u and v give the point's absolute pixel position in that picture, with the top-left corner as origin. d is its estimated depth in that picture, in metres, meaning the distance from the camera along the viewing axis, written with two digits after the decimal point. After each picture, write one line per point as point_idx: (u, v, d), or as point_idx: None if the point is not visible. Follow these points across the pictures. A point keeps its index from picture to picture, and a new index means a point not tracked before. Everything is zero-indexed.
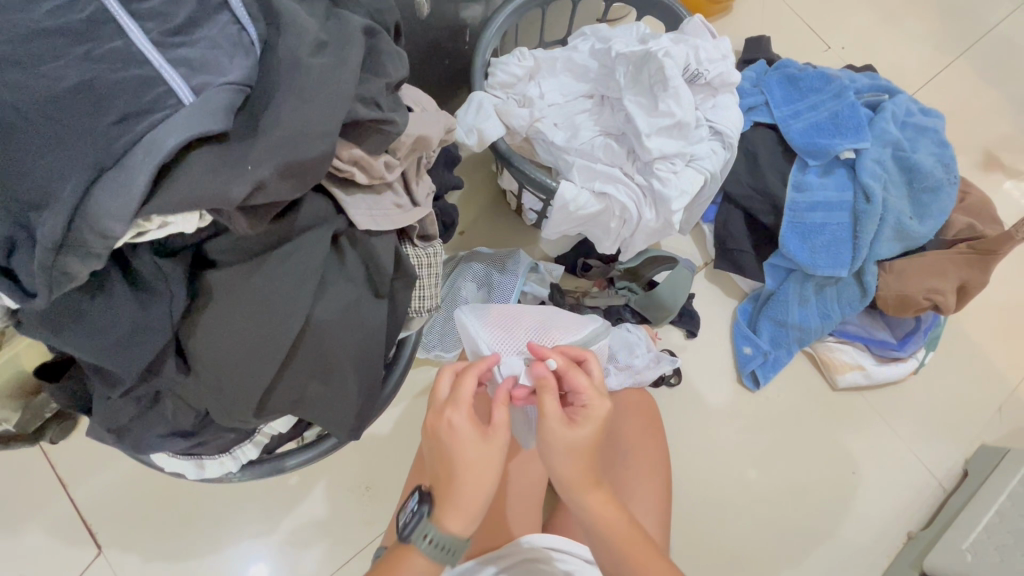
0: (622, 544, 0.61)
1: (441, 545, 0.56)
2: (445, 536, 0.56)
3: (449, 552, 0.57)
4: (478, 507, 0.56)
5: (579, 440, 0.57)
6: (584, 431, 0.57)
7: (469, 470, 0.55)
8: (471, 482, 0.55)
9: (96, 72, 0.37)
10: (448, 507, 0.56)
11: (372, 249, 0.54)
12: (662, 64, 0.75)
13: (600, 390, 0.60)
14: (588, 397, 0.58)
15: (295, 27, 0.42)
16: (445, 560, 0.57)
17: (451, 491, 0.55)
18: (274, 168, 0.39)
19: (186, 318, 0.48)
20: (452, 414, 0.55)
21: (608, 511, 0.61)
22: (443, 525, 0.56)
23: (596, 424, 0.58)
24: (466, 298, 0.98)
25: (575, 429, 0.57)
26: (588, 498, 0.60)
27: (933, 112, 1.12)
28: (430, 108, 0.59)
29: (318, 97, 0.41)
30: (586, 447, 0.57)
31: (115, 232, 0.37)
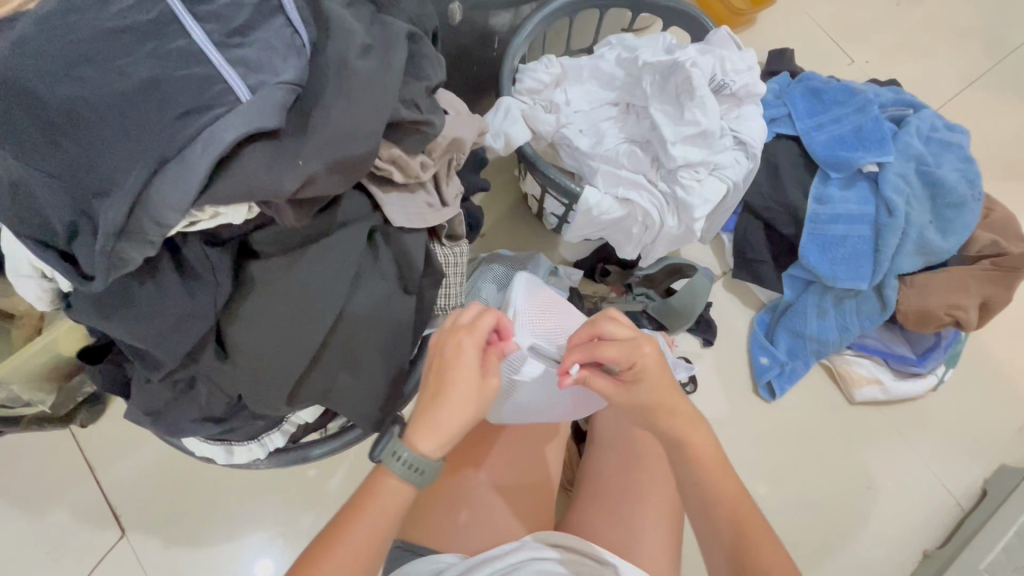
0: (716, 482, 0.61)
1: (412, 465, 0.54)
2: (417, 455, 0.54)
3: (422, 473, 0.55)
4: (456, 429, 0.55)
5: (641, 398, 0.60)
6: (638, 391, 0.60)
7: (469, 397, 0.55)
8: (467, 405, 0.55)
9: (162, 70, 0.39)
10: (433, 428, 0.54)
11: (404, 246, 0.56)
12: (689, 73, 0.77)
13: (636, 341, 0.59)
14: (628, 358, 0.58)
15: (344, 31, 0.45)
16: (417, 481, 0.55)
17: (442, 410, 0.54)
18: (323, 163, 0.41)
19: (228, 306, 0.50)
20: (460, 342, 0.56)
21: (702, 447, 0.61)
22: (424, 444, 0.55)
23: (651, 378, 0.59)
24: (485, 299, 0.96)
25: (633, 389, 0.60)
26: (672, 440, 0.62)
27: (958, 128, 1.12)
28: (463, 111, 0.60)
29: (365, 98, 0.43)
30: (647, 403, 0.60)
31: (171, 221, 0.39)
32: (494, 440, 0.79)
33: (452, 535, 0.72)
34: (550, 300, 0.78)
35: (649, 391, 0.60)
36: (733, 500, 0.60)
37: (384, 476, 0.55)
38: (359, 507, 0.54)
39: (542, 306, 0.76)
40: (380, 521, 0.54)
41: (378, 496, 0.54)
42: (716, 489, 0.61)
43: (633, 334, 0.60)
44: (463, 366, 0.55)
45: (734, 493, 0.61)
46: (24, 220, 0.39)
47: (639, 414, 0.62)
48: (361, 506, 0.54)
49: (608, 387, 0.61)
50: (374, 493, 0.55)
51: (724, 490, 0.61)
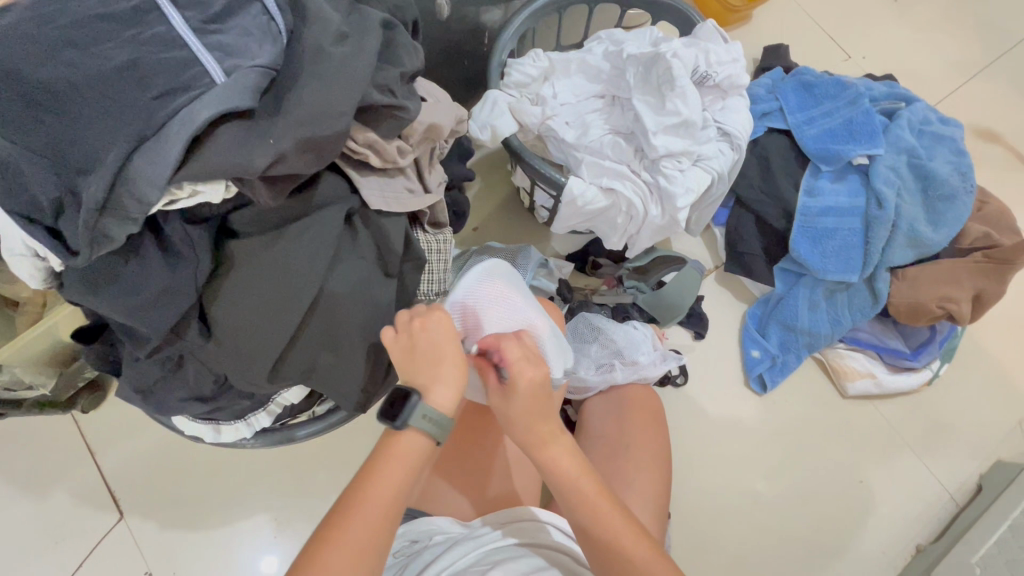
0: (580, 488, 0.60)
1: (429, 418, 0.56)
2: (435, 407, 0.57)
3: (440, 425, 0.57)
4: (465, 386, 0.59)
5: (510, 412, 0.60)
6: (512, 401, 0.60)
7: (455, 365, 0.58)
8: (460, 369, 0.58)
9: (141, 54, 0.41)
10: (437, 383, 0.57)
11: (382, 229, 0.58)
12: (670, 64, 0.78)
13: (527, 361, 0.60)
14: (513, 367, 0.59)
15: (319, 19, 0.47)
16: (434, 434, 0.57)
17: (444, 373, 0.58)
18: (294, 141, 0.43)
19: (210, 283, 0.52)
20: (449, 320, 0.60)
21: (564, 464, 0.61)
22: (436, 398, 0.57)
23: (523, 398, 0.59)
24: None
25: (508, 402, 0.60)
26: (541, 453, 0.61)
27: (951, 121, 1.12)
28: (442, 99, 0.62)
29: (337, 82, 0.45)
30: (515, 418, 0.60)
31: (148, 197, 0.41)
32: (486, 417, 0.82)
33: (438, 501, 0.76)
34: (503, 292, 0.68)
35: (523, 404, 0.59)
36: (598, 510, 0.59)
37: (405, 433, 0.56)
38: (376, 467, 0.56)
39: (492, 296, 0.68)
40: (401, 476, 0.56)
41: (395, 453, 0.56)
42: (579, 499, 0.60)
43: (527, 354, 0.60)
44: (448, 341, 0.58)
45: (601, 499, 0.60)
46: (12, 196, 0.41)
47: (507, 425, 0.62)
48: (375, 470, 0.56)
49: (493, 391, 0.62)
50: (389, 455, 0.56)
51: (591, 500, 0.60)
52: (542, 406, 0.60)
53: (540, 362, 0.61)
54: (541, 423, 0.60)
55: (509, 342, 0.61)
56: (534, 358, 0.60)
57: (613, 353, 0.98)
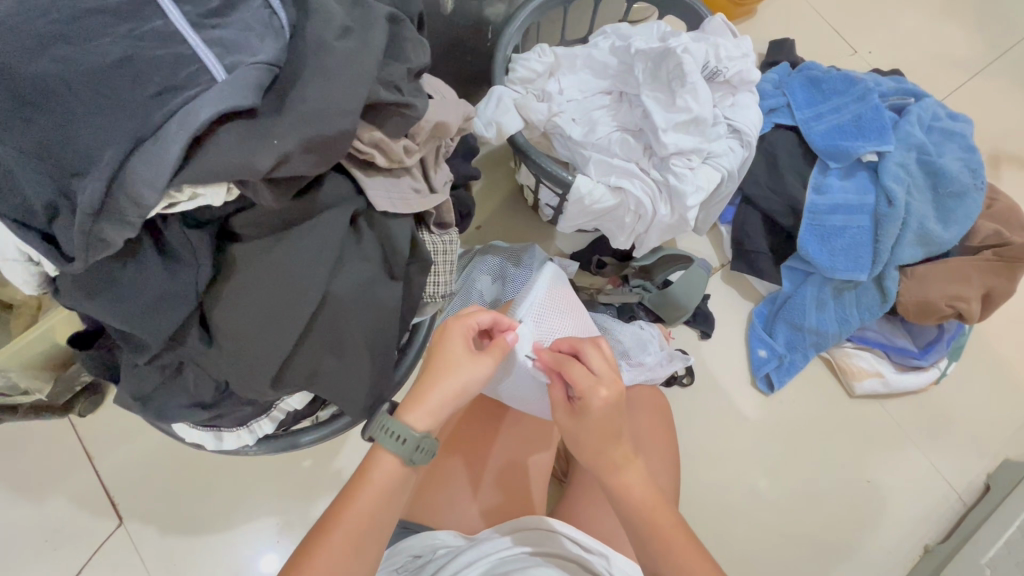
0: (648, 517, 0.59)
1: (401, 437, 0.56)
2: (405, 425, 0.56)
3: (414, 448, 0.56)
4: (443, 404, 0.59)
5: (581, 429, 0.60)
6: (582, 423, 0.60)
7: (445, 377, 0.58)
8: (453, 380, 0.58)
9: (137, 49, 0.39)
10: (419, 403, 0.57)
11: (388, 231, 0.56)
12: (680, 60, 0.76)
13: (599, 380, 0.59)
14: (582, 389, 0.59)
15: (323, 13, 0.45)
16: (408, 455, 0.56)
17: (427, 389, 0.58)
18: (298, 141, 0.41)
19: (211, 289, 0.51)
20: (465, 327, 0.61)
21: (631, 489, 0.60)
22: (410, 417, 0.57)
23: (597, 417, 0.59)
24: (480, 292, 0.97)
25: (579, 418, 0.60)
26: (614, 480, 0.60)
27: (961, 117, 1.10)
28: (449, 97, 0.60)
29: (343, 79, 0.44)
30: (586, 435, 0.60)
31: (146, 200, 0.39)
32: (485, 426, 0.79)
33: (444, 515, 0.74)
34: (569, 304, 0.84)
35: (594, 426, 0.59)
36: (669, 537, 0.58)
37: (382, 455, 0.56)
38: (356, 487, 0.56)
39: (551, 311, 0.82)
40: (371, 501, 0.55)
41: (370, 473, 0.56)
42: (649, 528, 0.58)
43: (598, 373, 0.60)
44: (450, 345, 0.60)
45: (670, 531, 0.58)
46: (3, 200, 0.39)
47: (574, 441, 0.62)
48: (354, 492, 0.55)
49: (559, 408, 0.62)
50: (369, 473, 0.56)
51: (661, 531, 0.58)
52: (616, 425, 0.60)
53: (617, 380, 0.61)
54: (612, 444, 0.60)
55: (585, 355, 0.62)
56: (613, 373, 0.61)
57: (619, 354, 0.97)
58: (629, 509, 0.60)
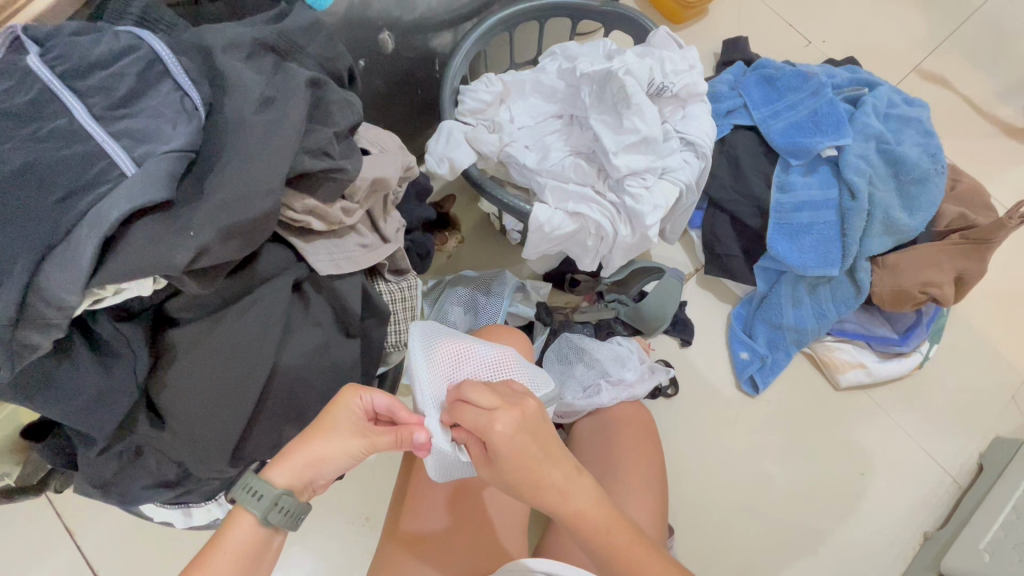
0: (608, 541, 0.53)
1: (257, 493, 0.48)
2: (266, 482, 0.48)
3: (271, 506, 0.48)
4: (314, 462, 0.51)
5: (509, 477, 0.51)
6: (503, 472, 0.51)
7: (315, 438, 0.51)
8: (322, 439, 0.51)
9: (41, 153, 0.38)
10: (288, 457, 0.50)
11: (336, 292, 0.55)
12: (623, 81, 0.75)
13: (493, 414, 0.50)
14: (480, 431, 0.50)
15: (239, 88, 0.44)
16: (266, 518, 0.48)
17: (294, 449, 0.50)
18: (217, 230, 0.40)
19: (154, 374, 0.49)
20: (353, 396, 0.53)
21: (586, 518, 0.52)
22: (274, 475, 0.49)
23: (509, 456, 0.50)
24: (454, 323, 0.96)
25: (498, 467, 0.51)
26: (564, 514, 0.52)
27: (916, 102, 1.11)
28: (390, 147, 0.60)
29: (262, 155, 0.43)
30: (516, 484, 0.51)
31: (69, 302, 0.38)
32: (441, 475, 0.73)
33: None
34: (453, 345, 0.63)
35: (515, 469, 0.50)
36: (633, 564, 0.53)
37: (240, 516, 0.49)
38: (206, 551, 0.47)
39: (446, 367, 0.60)
40: (227, 569, 0.47)
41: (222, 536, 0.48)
42: (615, 557, 0.53)
43: (492, 405, 0.51)
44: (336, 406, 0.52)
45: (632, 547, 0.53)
46: None
47: (512, 493, 0.53)
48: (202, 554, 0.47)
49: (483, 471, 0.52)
50: (225, 531, 0.48)
51: (626, 552, 0.53)
52: (537, 449, 0.50)
53: (514, 404, 0.51)
54: (544, 471, 0.51)
55: (467, 401, 0.51)
56: (505, 401, 0.51)
57: (599, 373, 0.96)
58: (586, 535, 0.53)
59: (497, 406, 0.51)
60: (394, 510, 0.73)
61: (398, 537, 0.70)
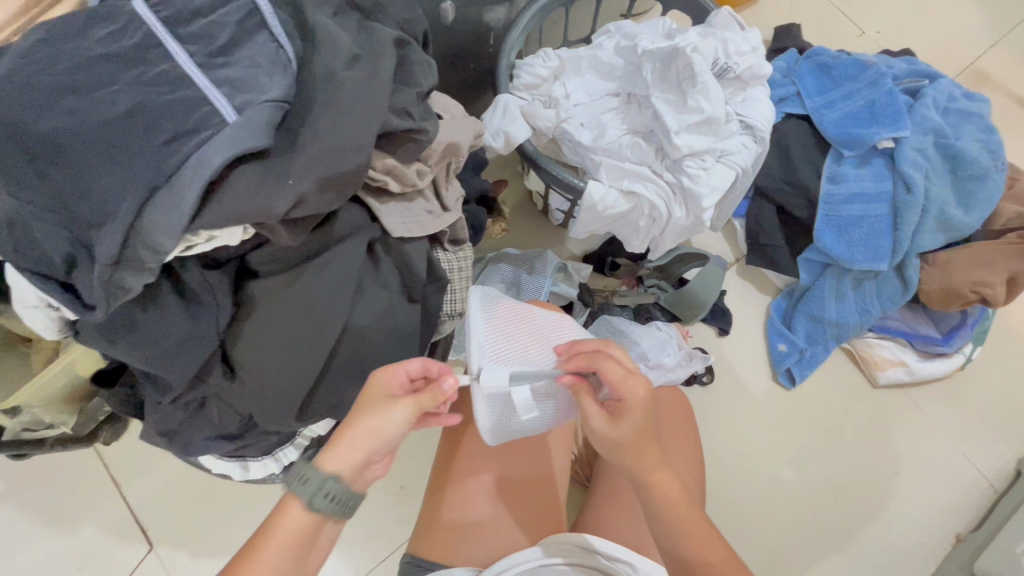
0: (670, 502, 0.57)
1: (305, 479, 0.48)
2: (316, 468, 0.49)
3: (320, 493, 0.48)
4: (362, 443, 0.50)
5: (625, 436, 0.54)
6: (625, 426, 0.54)
7: (362, 414, 0.51)
8: (368, 413, 0.51)
9: (147, 96, 0.39)
10: (339, 441, 0.50)
11: (404, 256, 0.56)
12: (690, 59, 0.73)
13: (635, 378, 0.55)
14: (623, 388, 0.54)
15: (330, 43, 0.44)
16: (313, 502, 0.48)
17: (345, 430, 0.50)
18: (313, 180, 0.41)
19: (231, 327, 0.50)
20: (389, 370, 0.52)
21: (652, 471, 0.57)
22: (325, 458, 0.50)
23: (638, 413, 0.54)
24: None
25: (621, 423, 0.54)
26: (644, 470, 0.57)
27: (977, 96, 1.08)
28: (459, 115, 0.59)
29: (354, 110, 0.43)
30: (632, 439, 0.54)
31: (164, 248, 0.39)
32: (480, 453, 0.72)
33: (461, 553, 0.67)
34: (514, 315, 0.62)
35: (636, 426, 0.54)
36: (685, 515, 0.57)
37: (292, 503, 0.49)
38: (261, 539, 0.49)
39: (510, 329, 0.60)
40: (282, 555, 0.48)
41: (274, 521, 0.49)
42: (681, 522, 0.57)
43: (629, 370, 0.55)
44: (378, 383, 0.52)
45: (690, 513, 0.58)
46: (23, 253, 0.39)
47: (617, 454, 0.56)
48: (260, 536, 0.49)
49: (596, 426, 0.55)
50: (282, 519, 0.49)
51: (676, 506, 0.57)
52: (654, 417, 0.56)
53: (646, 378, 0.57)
54: (649, 433, 0.56)
55: (609, 359, 0.56)
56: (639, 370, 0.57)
57: (638, 356, 0.95)
58: (647, 491, 0.57)
59: (635, 370, 0.56)
60: (435, 488, 0.73)
61: (442, 513, 0.70)
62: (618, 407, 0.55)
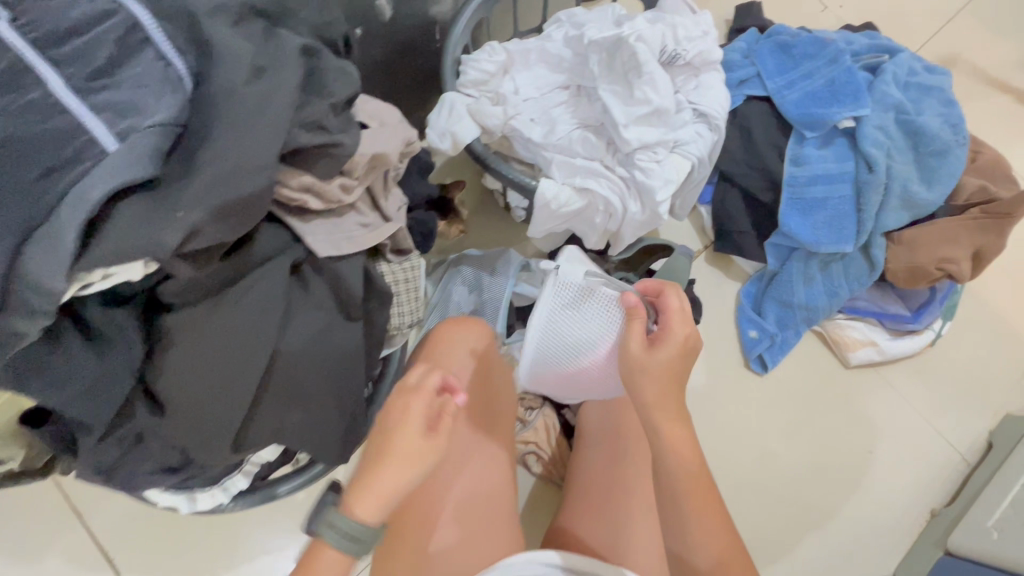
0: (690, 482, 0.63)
1: (347, 534, 0.49)
2: (353, 520, 0.49)
3: (362, 543, 0.50)
4: (398, 489, 0.50)
5: (659, 361, 0.59)
6: (661, 355, 0.59)
7: (398, 459, 0.50)
8: (405, 460, 0.50)
9: (16, 127, 0.35)
10: (371, 488, 0.49)
11: (337, 274, 0.53)
12: (634, 49, 0.71)
13: (683, 317, 0.62)
14: (671, 322, 0.61)
15: (228, 56, 0.41)
16: (355, 550, 0.50)
17: (378, 473, 0.50)
18: (208, 210, 0.38)
19: (150, 362, 0.48)
20: (416, 403, 0.52)
21: (678, 443, 0.63)
22: (360, 506, 0.49)
23: (676, 347, 0.60)
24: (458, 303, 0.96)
25: (654, 352, 0.60)
26: (660, 429, 0.62)
27: (937, 69, 1.06)
28: (388, 122, 0.56)
29: (253, 130, 0.40)
30: (661, 370, 0.59)
31: (56, 290, 0.36)
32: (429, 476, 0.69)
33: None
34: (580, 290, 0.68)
35: (671, 359, 0.60)
36: (691, 493, 0.63)
37: (321, 550, 0.50)
38: None
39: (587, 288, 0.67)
40: None
41: None
42: (682, 491, 0.63)
43: (682, 308, 0.62)
44: (409, 422, 0.51)
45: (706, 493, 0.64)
46: None
47: (637, 390, 0.61)
48: None
49: (633, 348, 0.60)
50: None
51: (690, 487, 0.63)
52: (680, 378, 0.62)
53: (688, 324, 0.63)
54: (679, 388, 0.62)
55: (673, 293, 0.62)
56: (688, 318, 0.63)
57: None
58: (673, 460, 0.63)
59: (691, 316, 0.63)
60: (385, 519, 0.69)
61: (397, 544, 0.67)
62: (659, 336, 0.61)
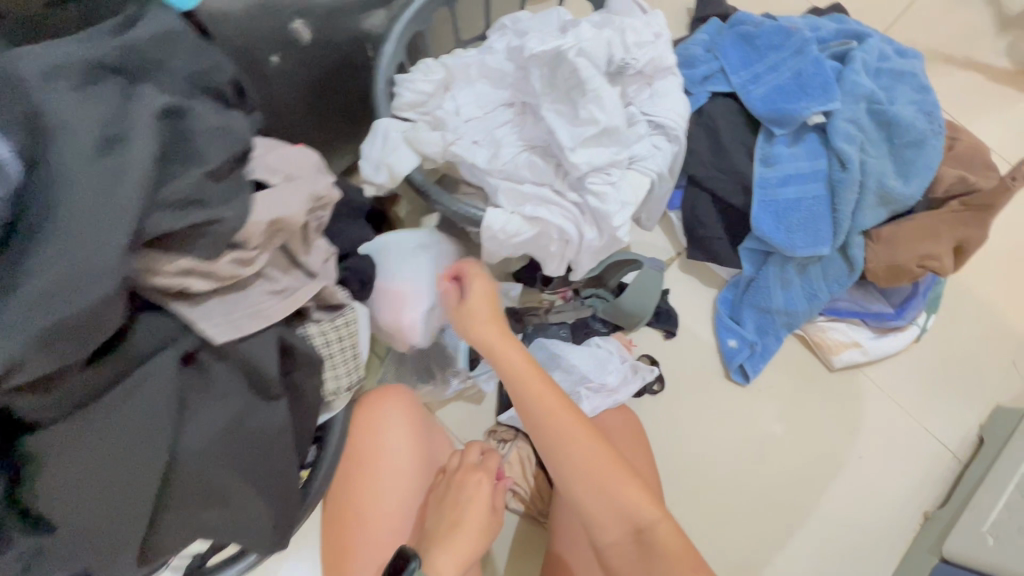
0: (581, 463, 0.60)
1: None
2: None
3: None
4: (470, 554, 0.60)
5: (473, 307, 0.66)
6: (484, 305, 0.66)
7: (475, 533, 0.61)
8: (479, 528, 0.62)
9: None
10: (450, 551, 0.59)
11: (246, 356, 0.47)
12: (575, 65, 0.64)
13: (487, 279, 0.68)
14: (477, 281, 0.67)
15: (64, 133, 0.35)
16: None
17: (458, 538, 0.60)
18: (30, 335, 0.32)
19: (22, 487, 0.41)
20: (486, 484, 0.65)
21: (518, 369, 0.63)
22: (439, 567, 0.58)
23: (479, 299, 0.66)
24: None
25: (467, 304, 0.66)
26: (500, 359, 0.64)
27: (909, 52, 1.00)
28: (294, 175, 0.50)
29: (87, 226, 0.34)
30: (481, 324, 0.65)
31: None
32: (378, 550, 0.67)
33: None
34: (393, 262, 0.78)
35: (490, 307, 0.66)
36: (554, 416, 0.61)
37: None
38: None
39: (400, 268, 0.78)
40: None
41: None
42: (539, 421, 0.62)
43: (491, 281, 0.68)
44: (480, 501, 0.63)
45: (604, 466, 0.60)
46: None
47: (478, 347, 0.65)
48: None
49: (450, 301, 0.68)
50: None
51: (549, 403, 0.62)
52: (498, 321, 0.66)
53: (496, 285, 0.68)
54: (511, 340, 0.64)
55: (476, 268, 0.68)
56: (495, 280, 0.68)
57: (578, 380, 0.91)
58: (512, 389, 0.63)
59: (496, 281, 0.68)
60: None
61: None
62: (461, 288, 0.68)
